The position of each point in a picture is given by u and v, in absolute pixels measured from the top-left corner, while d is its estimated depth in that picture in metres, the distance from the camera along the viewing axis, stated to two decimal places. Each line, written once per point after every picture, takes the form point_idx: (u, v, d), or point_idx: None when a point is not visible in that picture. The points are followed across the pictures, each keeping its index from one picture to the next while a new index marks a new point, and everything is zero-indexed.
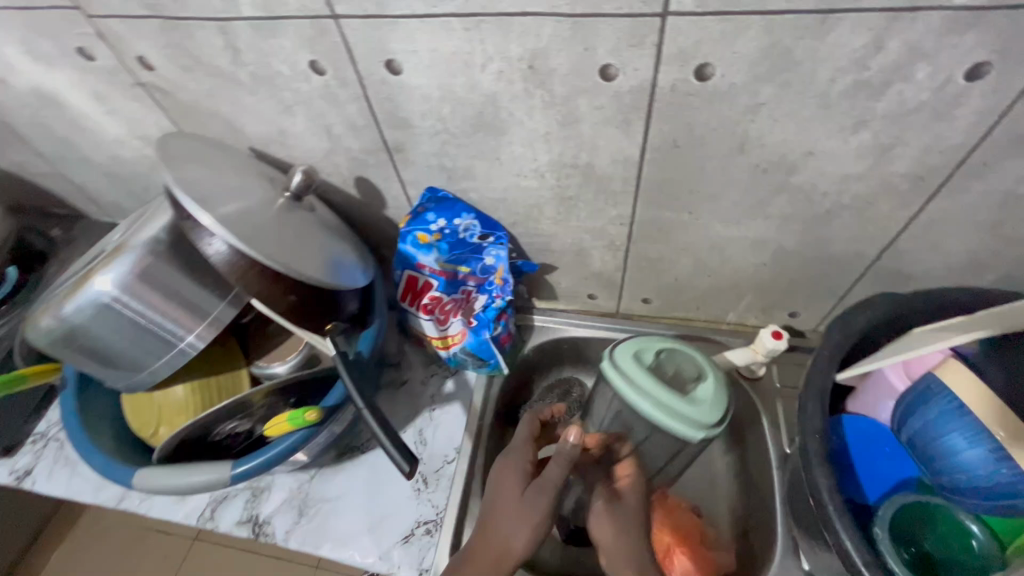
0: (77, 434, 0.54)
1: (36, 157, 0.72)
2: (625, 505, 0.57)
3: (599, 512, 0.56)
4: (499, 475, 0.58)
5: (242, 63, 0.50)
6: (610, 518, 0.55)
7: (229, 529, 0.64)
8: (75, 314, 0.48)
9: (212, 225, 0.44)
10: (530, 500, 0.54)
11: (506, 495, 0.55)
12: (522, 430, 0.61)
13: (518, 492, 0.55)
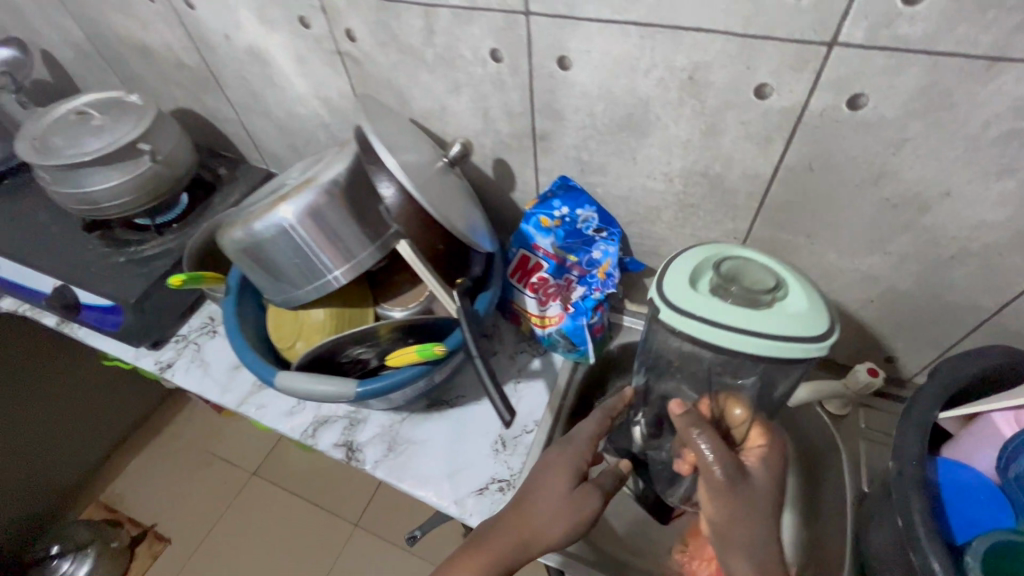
0: (233, 332, 0.64)
1: (226, 105, 0.85)
2: (750, 485, 0.48)
3: (717, 485, 0.47)
4: (550, 461, 0.57)
5: (432, 44, 0.58)
6: (729, 495, 0.47)
7: (326, 448, 0.71)
8: (261, 231, 0.58)
9: (394, 168, 0.52)
10: (576, 502, 0.54)
11: (551, 479, 0.55)
12: (592, 425, 0.60)
13: (568, 485, 0.55)
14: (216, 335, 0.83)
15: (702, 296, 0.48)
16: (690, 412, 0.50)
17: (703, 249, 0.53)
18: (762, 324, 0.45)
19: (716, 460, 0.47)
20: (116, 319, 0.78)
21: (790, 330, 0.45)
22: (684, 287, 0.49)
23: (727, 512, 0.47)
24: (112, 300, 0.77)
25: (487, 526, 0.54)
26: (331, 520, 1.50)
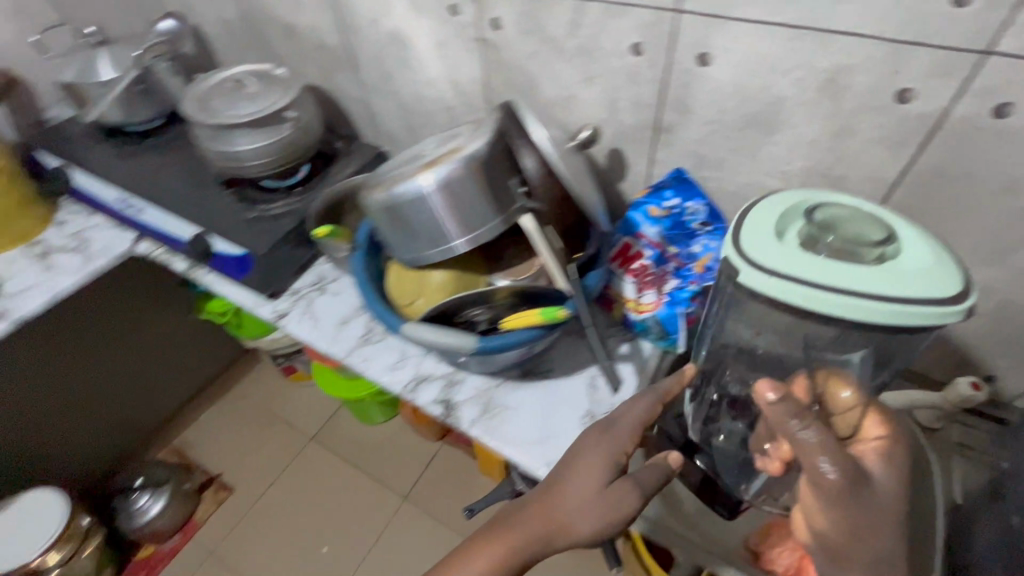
0: (364, 287, 0.72)
1: (354, 84, 0.93)
2: (865, 496, 0.41)
3: (829, 495, 0.41)
4: (587, 448, 0.58)
5: (576, 35, 0.63)
6: (844, 507, 0.40)
7: (424, 404, 0.76)
8: (400, 194, 0.64)
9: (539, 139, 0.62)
10: (610, 500, 0.54)
11: (581, 469, 0.55)
12: (633, 411, 0.59)
13: (604, 477, 0.55)
14: (326, 292, 0.89)
15: (784, 250, 0.46)
16: (791, 399, 0.41)
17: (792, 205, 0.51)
18: (857, 282, 0.43)
19: (832, 467, 0.40)
20: (244, 267, 0.86)
21: (895, 291, 0.42)
22: (763, 240, 0.47)
23: (846, 528, 0.41)
24: (244, 250, 0.86)
25: (513, 509, 0.55)
26: (382, 492, 1.56)
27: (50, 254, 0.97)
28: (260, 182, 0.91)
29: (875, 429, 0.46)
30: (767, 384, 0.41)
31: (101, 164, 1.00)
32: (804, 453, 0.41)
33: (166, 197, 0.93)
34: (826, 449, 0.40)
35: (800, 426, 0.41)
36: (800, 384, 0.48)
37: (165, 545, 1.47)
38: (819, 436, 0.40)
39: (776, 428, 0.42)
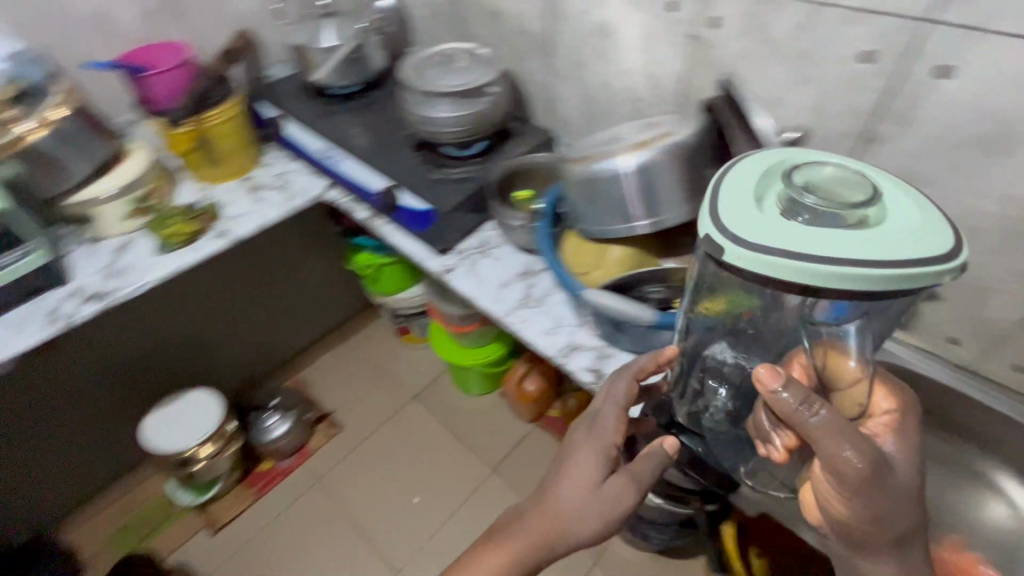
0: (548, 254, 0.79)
1: (541, 70, 0.99)
2: (884, 480, 0.48)
3: (854, 483, 0.47)
4: (579, 449, 0.64)
5: (802, 39, 0.65)
6: (873, 492, 0.47)
7: (576, 369, 0.81)
8: (601, 171, 0.69)
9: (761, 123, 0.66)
10: (605, 501, 0.61)
11: (574, 474, 0.63)
12: (613, 411, 0.65)
13: (593, 479, 0.62)
14: (488, 256, 0.97)
15: (768, 221, 0.45)
16: (797, 386, 0.48)
17: (767, 172, 0.51)
18: (853, 248, 0.42)
19: (853, 453, 0.46)
20: (424, 221, 0.96)
21: (893, 253, 0.42)
22: (747, 215, 0.47)
23: (869, 513, 0.49)
24: (429, 206, 0.95)
25: (519, 516, 0.64)
26: (472, 460, 1.63)
27: (259, 188, 1.13)
28: (439, 146, 1.00)
29: (884, 402, 0.54)
30: (770, 370, 0.49)
31: (309, 118, 1.14)
32: (827, 449, 0.47)
33: (363, 152, 1.06)
34: (844, 435, 0.47)
35: (812, 413, 0.47)
36: (799, 366, 0.54)
37: (282, 463, 1.61)
38: (832, 417, 0.47)
39: (787, 414, 0.49)
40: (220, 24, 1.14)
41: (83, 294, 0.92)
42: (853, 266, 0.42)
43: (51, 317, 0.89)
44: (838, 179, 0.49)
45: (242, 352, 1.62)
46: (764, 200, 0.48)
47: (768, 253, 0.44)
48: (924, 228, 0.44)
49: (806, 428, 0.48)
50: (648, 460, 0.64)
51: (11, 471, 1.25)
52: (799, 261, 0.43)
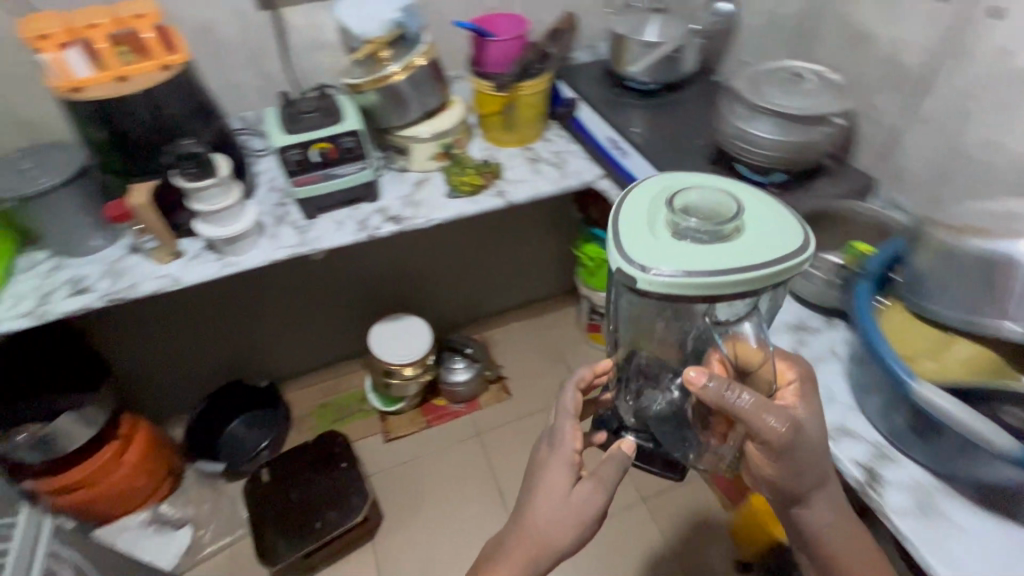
0: (865, 322, 0.69)
1: (894, 111, 0.85)
2: (800, 443, 0.62)
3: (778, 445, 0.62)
4: (548, 468, 0.70)
5: None
6: (792, 449, 0.62)
7: (842, 459, 0.69)
8: (976, 248, 0.60)
9: None
10: (577, 505, 0.67)
11: (549, 494, 0.68)
12: (569, 424, 0.72)
13: (564, 489, 0.68)
14: None
15: (668, 248, 0.62)
16: (720, 379, 0.61)
17: (651, 199, 0.68)
18: (737, 255, 0.60)
19: (777, 421, 0.61)
20: None
21: (762, 252, 0.61)
22: (648, 244, 0.63)
23: (791, 470, 0.64)
24: None
25: (503, 544, 0.68)
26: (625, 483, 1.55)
27: (539, 161, 1.18)
28: (735, 163, 0.94)
29: (787, 371, 0.69)
30: (700, 371, 0.61)
31: (602, 106, 1.16)
32: (758, 425, 0.61)
33: (652, 152, 1.03)
34: (766, 409, 0.61)
35: (738, 397, 0.60)
36: (718, 361, 0.66)
37: (453, 406, 1.72)
38: (754, 398, 0.60)
39: (724, 403, 0.61)
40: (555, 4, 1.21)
41: (387, 213, 1.07)
42: (740, 273, 0.60)
43: (359, 221, 1.05)
44: (710, 199, 0.67)
45: (451, 299, 1.79)
46: (658, 226, 0.65)
47: (670, 273, 0.59)
48: (772, 239, 0.62)
49: (738, 408, 0.61)
50: (610, 462, 0.70)
51: (287, 318, 1.60)
52: (697, 276, 0.59)
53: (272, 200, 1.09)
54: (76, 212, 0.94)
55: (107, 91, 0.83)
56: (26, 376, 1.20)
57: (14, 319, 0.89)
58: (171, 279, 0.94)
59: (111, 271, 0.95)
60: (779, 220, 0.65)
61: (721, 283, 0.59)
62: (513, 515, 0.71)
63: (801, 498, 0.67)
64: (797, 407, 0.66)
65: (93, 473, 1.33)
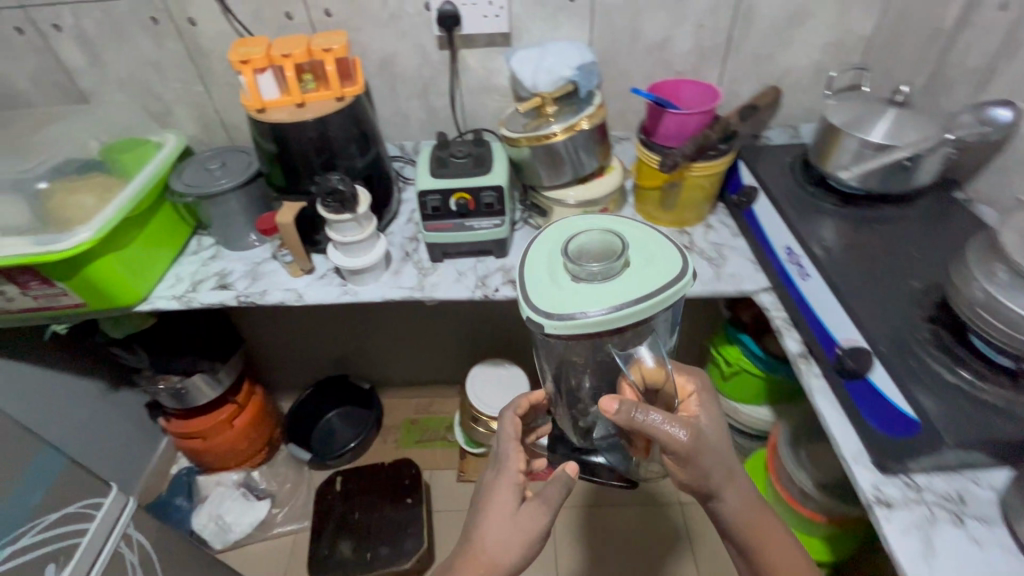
0: None
1: None
2: (700, 445, 0.69)
3: (684, 447, 0.68)
4: (496, 486, 0.75)
5: None
6: (697, 447, 0.69)
7: None
8: None
9: None
10: (524, 523, 0.72)
11: (497, 514, 0.73)
12: (511, 446, 0.79)
13: (512, 505, 0.73)
14: (963, 528, 0.62)
15: (575, 298, 0.71)
16: (627, 399, 0.67)
17: (551, 249, 0.78)
18: (631, 293, 0.70)
19: (682, 430, 0.67)
20: (893, 428, 0.67)
21: (651, 282, 0.72)
22: (553, 293, 0.73)
23: (704, 478, 0.72)
24: (915, 416, 0.64)
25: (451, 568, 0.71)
26: None
27: (693, 252, 1.02)
28: (971, 334, 0.69)
29: (686, 384, 0.78)
30: (612, 398, 0.67)
31: (785, 203, 0.95)
32: (664, 434, 0.67)
33: (840, 278, 0.80)
34: (670, 421, 0.68)
35: (643, 412, 0.67)
36: (628, 388, 0.74)
37: None
38: (659, 413, 0.67)
39: (640, 425, 0.67)
40: (760, 75, 1.03)
41: (509, 273, 1.00)
42: (642, 300, 0.70)
43: (479, 276, 1.00)
44: (599, 240, 0.77)
45: None
46: (561, 276, 0.74)
47: (582, 315, 0.69)
48: (658, 263, 0.74)
49: (650, 426, 0.67)
50: (554, 484, 0.76)
51: (399, 331, 1.63)
52: (607, 313, 0.69)
53: (406, 232, 1.09)
54: (240, 214, 1.03)
55: (287, 117, 0.88)
56: (165, 347, 1.33)
57: (170, 300, 0.99)
58: (295, 294, 0.98)
59: (252, 273, 1.02)
60: (650, 243, 0.78)
61: (627, 313, 0.70)
62: (464, 537, 0.74)
63: (713, 499, 0.75)
64: (700, 415, 0.75)
65: (208, 429, 1.48)
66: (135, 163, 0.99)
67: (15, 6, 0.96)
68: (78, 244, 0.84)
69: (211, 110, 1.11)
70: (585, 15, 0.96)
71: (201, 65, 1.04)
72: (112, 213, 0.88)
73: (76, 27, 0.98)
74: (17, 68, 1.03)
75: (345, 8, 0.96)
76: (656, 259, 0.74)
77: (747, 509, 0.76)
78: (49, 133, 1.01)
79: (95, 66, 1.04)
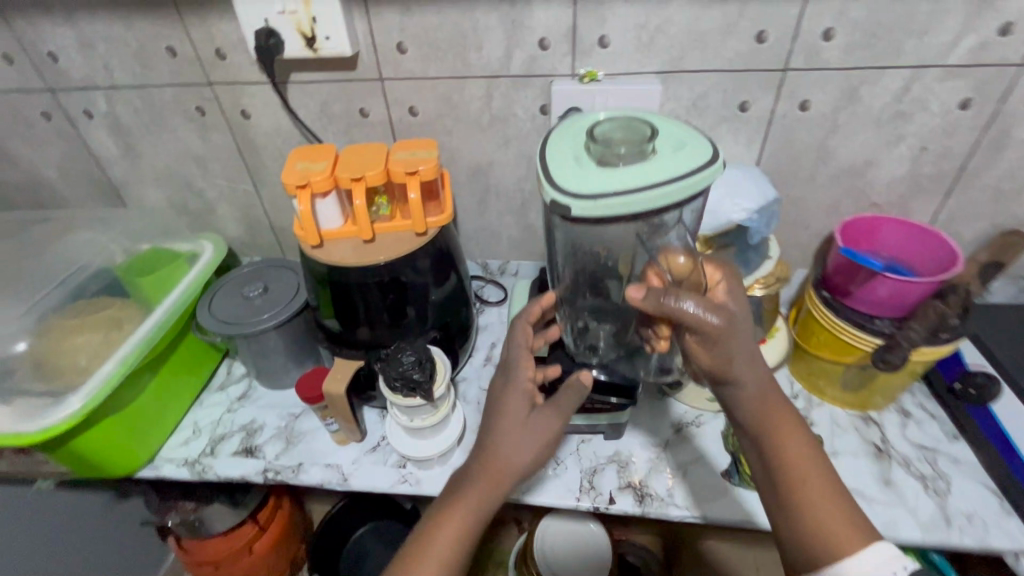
0: None
1: None
2: (737, 323, 0.50)
3: (719, 327, 0.48)
4: (501, 399, 0.60)
5: None
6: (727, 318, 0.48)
7: None
8: None
9: None
10: (535, 430, 0.58)
11: (506, 422, 0.58)
12: (522, 356, 0.62)
13: (524, 411, 0.59)
14: None
15: (591, 177, 0.47)
16: (658, 295, 0.48)
17: (568, 132, 0.53)
18: (669, 170, 0.47)
19: (714, 318, 0.47)
20: None
21: (686, 162, 0.48)
22: (569, 168, 0.49)
23: (727, 352, 0.49)
24: None
25: (458, 486, 0.57)
26: None
27: (892, 461, 0.71)
28: None
29: (715, 273, 0.54)
30: (636, 285, 0.49)
31: None
32: (684, 318, 0.48)
33: None
34: (708, 308, 0.48)
35: (676, 302, 0.48)
36: (653, 277, 0.54)
37: None
38: (696, 304, 0.48)
39: (667, 313, 0.48)
40: (997, 216, 0.74)
41: (626, 474, 0.72)
42: (678, 177, 0.47)
43: (584, 469, 0.73)
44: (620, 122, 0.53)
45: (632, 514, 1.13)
46: (583, 156, 0.50)
47: (607, 196, 0.46)
48: (697, 137, 0.50)
49: (683, 315, 0.48)
50: (568, 391, 0.61)
51: None
52: (639, 193, 0.46)
53: (484, 379, 0.82)
54: (281, 352, 0.81)
55: (351, 258, 0.66)
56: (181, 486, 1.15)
57: (179, 465, 0.76)
58: (339, 475, 0.74)
59: (285, 434, 0.79)
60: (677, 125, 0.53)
61: (665, 192, 0.46)
62: (474, 447, 0.60)
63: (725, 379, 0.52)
64: (732, 303, 0.52)
65: (223, 558, 1.23)
66: (157, 290, 0.78)
67: (43, 89, 0.78)
68: (59, 420, 0.63)
69: (259, 210, 0.90)
70: (760, 130, 0.70)
71: (252, 162, 0.84)
72: (109, 371, 0.67)
73: (110, 113, 0.80)
74: (41, 155, 0.86)
75: (436, 107, 0.74)
76: (688, 134, 0.50)
77: (768, 390, 0.51)
78: (64, 239, 0.81)
79: (129, 157, 0.85)
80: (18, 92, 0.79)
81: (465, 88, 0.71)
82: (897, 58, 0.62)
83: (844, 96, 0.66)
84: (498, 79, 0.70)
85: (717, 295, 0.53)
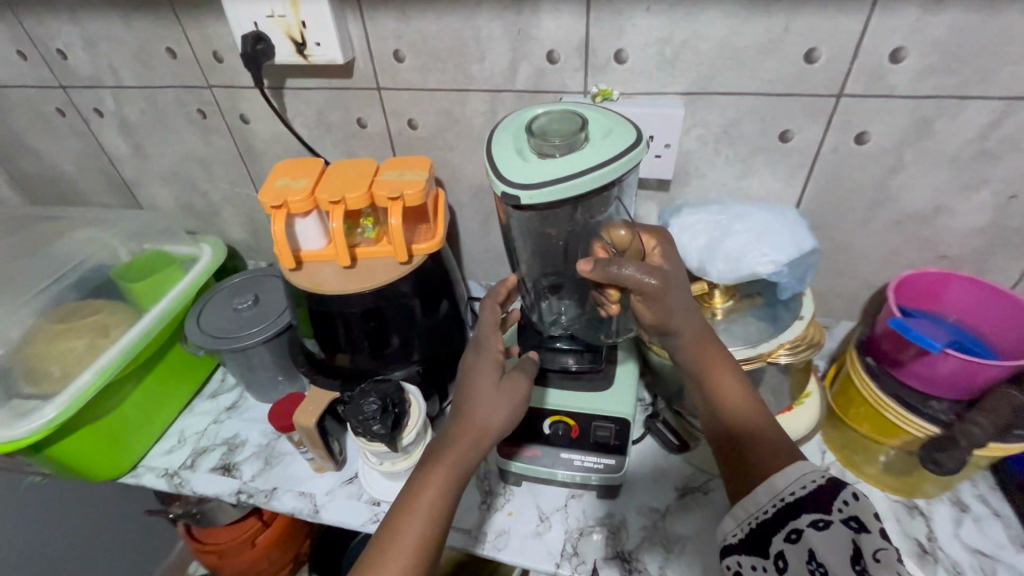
0: None
1: None
2: (675, 278, 0.51)
3: (659, 285, 0.48)
4: (469, 365, 0.55)
5: None
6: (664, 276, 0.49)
7: None
8: None
9: None
10: (509, 393, 0.52)
11: (478, 386, 0.52)
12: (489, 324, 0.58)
13: (494, 375, 0.53)
14: None
15: (532, 168, 0.42)
16: (603, 265, 0.46)
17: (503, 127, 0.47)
18: (605, 153, 0.43)
19: (652, 279, 0.47)
20: None
21: (616, 140, 0.44)
22: (512, 163, 0.43)
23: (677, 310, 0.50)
24: None
25: (435, 452, 0.50)
26: None
27: (937, 565, 0.59)
28: None
29: (648, 240, 0.54)
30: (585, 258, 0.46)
31: None
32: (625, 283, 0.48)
33: None
34: (646, 270, 0.47)
35: (617, 266, 0.47)
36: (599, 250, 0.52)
37: None
38: (636, 267, 0.47)
39: (612, 280, 0.47)
40: None
41: (617, 541, 0.64)
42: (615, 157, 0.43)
43: (569, 530, 0.66)
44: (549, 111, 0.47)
45: None
46: (522, 150, 0.44)
47: (553, 187, 0.41)
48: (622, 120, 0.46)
49: (625, 279, 0.47)
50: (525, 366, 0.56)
51: None
52: (581, 178, 0.41)
53: None
54: (266, 367, 0.78)
55: (334, 283, 0.60)
56: None
57: (159, 475, 0.75)
58: (311, 505, 0.70)
59: (265, 453, 0.76)
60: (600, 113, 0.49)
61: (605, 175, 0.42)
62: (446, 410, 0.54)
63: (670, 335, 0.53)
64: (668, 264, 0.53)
65: (225, 547, 1.25)
66: (149, 298, 0.77)
67: (55, 86, 0.78)
68: (32, 432, 0.61)
69: (262, 214, 0.88)
70: (804, 165, 0.60)
71: (253, 167, 0.81)
72: (85, 383, 0.65)
73: (118, 113, 0.79)
74: (60, 150, 0.87)
75: (436, 121, 0.68)
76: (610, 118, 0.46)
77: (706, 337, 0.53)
78: (70, 235, 0.82)
79: (138, 156, 0.84)
80: (34, 88, 0.79)
81: (466, 102, 0.65)
82: (985, 87, 0.50)
83: (912, 130, 0.54)
84: (502, 93, 0.63)
85: (654, 257, 0.54)
